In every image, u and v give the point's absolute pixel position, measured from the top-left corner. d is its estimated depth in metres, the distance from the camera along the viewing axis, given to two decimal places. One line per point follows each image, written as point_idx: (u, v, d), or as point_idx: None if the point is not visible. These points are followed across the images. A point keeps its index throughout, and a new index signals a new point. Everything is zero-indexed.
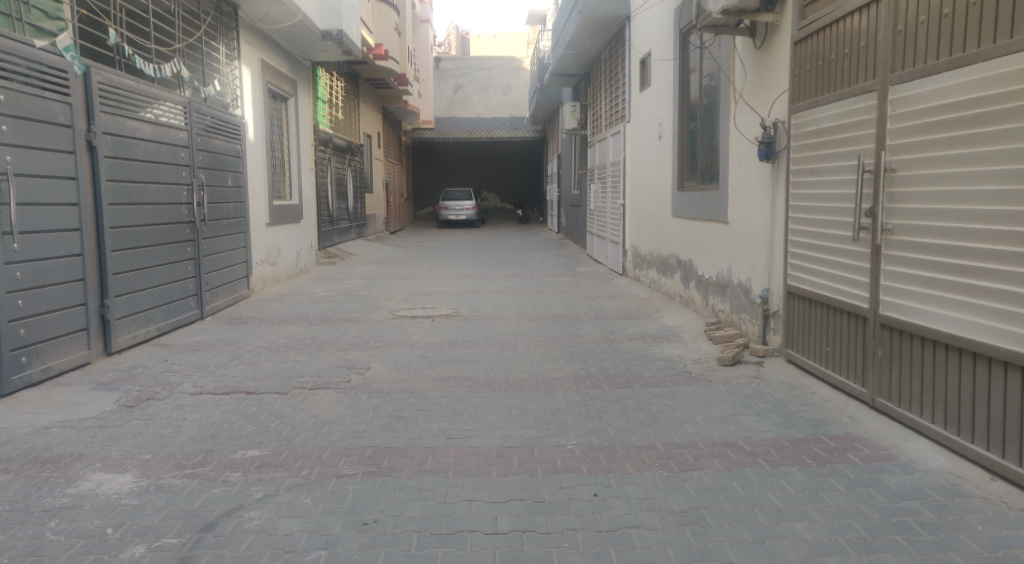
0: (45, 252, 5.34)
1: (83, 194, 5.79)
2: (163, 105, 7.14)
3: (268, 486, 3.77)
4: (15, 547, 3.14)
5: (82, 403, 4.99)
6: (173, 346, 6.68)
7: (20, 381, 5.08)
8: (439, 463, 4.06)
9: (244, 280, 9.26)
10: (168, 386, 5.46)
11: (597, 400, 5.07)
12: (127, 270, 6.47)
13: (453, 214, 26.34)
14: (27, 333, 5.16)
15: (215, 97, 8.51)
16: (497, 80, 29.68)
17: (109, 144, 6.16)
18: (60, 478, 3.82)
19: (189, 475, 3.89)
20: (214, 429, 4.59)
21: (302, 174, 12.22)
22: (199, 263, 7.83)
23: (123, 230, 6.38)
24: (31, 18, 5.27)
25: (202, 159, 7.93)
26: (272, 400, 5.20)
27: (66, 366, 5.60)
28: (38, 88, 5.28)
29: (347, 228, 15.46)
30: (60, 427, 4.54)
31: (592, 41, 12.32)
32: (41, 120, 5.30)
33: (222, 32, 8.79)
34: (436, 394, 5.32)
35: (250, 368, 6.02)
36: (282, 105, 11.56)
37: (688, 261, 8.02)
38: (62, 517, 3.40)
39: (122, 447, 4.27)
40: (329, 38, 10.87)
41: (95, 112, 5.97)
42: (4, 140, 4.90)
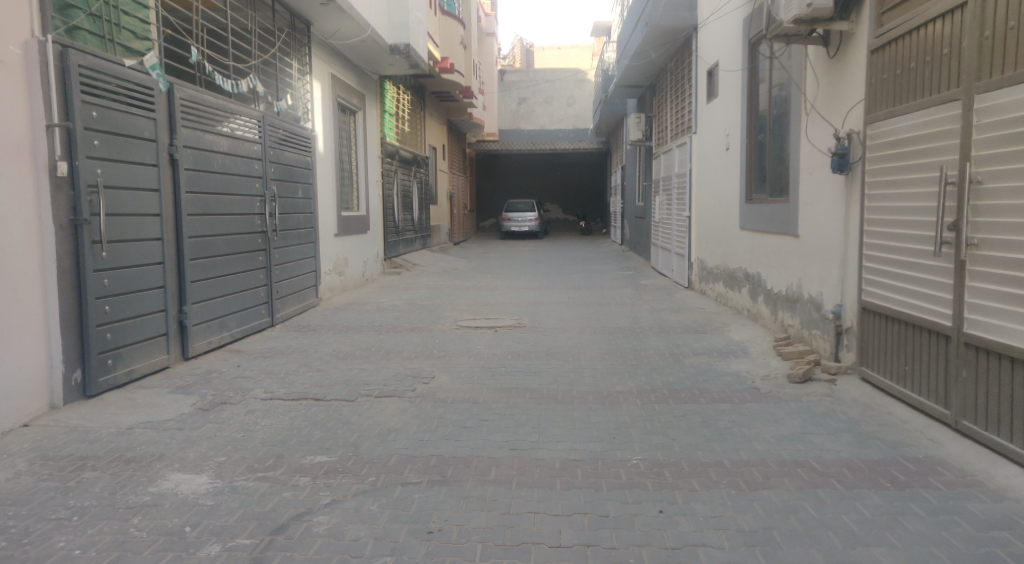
0: (130, 261, 5.59)
1: (165, 206, 6.05)
2: (239, 119, 7.40)
3: (336, 491, 3.85)
4: (101, 541, 3.30)
5: (161, 406, 5.20)
6: (245, 353, 6.91)
7: (106, 383, 5.33)
8: (503, 474, 4.07)
9: (313, 289, 9.50)
10: (241, 391, 5.65)
11: (663, 415, 5.00)
12: (204, 278, 6.73)
13: (515, 225, 26.43)
14: (113, 337, 5.41)
15: (287, 111, 8.79)
16: (562, 91, 29.72)
17: (189, 157, 6.43)
18: (142, 477, 3.99)
19: (261, 478, 4.01)
20: (284, 434, 4.72)
21: (369, 186, 12.46)
22: (271, 272, 8.09)
23: (200, 240, 6.64)
24: (122, 39, 5.58)
25: (274, 172, 8.20)
26: (339, 407, 5.32)
27: (148, 370, 5.85)
28: (126, 105, 5.55)
29: (411, 239, 15.69)
30: (141, 428, 4.74)
31: (658, 53, 12.22)
32: (128, 135, 5.57)
33: (295, 49, 9.08)
34: (499, 405, 5.34)
35: (318, 375, 6.17)
36: (350, 119, 11.85)
37: (756, 275, 7.85)
38: (144, 515, 3.55)
39: (198, 449, 4.43)
40: (396, 52, 11.10)
41: (177, 126, 6.24)
42: (95, 154, 5.18)
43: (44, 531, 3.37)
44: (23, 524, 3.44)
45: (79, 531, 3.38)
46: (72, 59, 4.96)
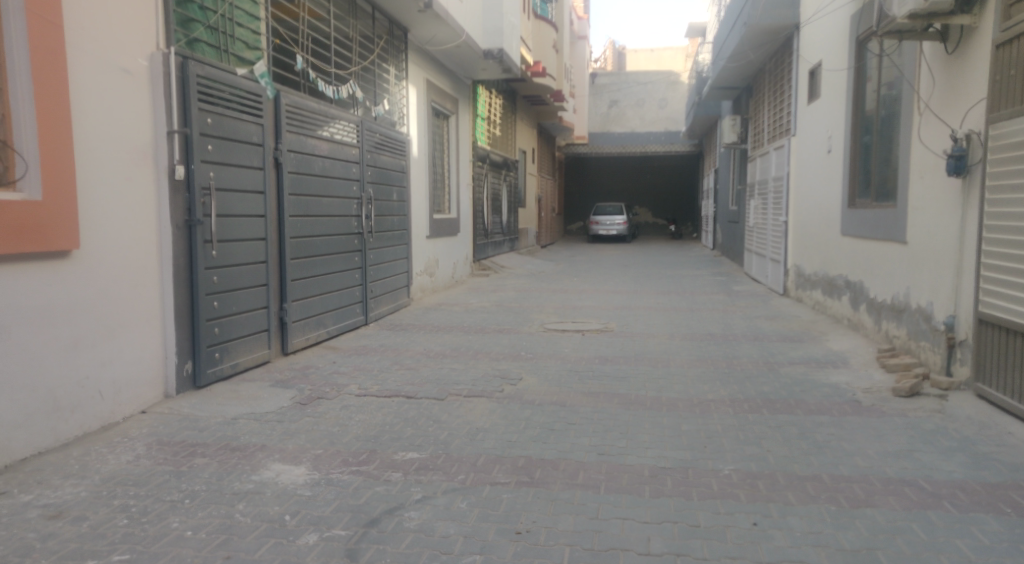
0: (237, 259, 5.88)
1: (269, 207, 6.34)
2: (339, 123, 7.66)
3: (427, 488, 3.93)
4: (211, 523, 3.48)
5: (263, 398, 5.44)
6: (340, 350, 7.14)
7: (213, 374, 5.63)
8: (591, 478, 4.05)
9: (405, 289, 9.73)
10: (337, 387, 5.85)
11: (756, 426, 4.86)
12: (304, 277, 7.01)
13: (603, 228, 26.27)
14: (221, 332, 5.71)
15: (384, 115, 9.04)
16: (654, 93, 29.30)
17: (292, 161, 6.71)
18: (246, 465, 4.19)
19: (355, 472, 4.14)
20: (377, 430, 4.86)
21: (461, 189, 12.65)
22: (365, 272, 8.34)
23: (300, 240, 6.92)
24: (235, 49, 5.91)
25: (370, 175, 8.45)
26: (430, 405, 5.43)
27: (251, 363, 6.14)
28: (237, 111, 5.86)
29: (500, 242, 15.84)
30: (245, 419, 4.98)
31: (756, 53, 11.89)
32: (238, 140, 5.86)
33: (393, 55, 9.34)
34: (587, 408, 5.32)
35: (409, 373, 6.32)
36: (444, 123, 12.07)
37: (859, 283, 7.52)
38: (249, 501, 3.73)
39: (297, 441, 4.62)
40: (490, 57, 11.23)
41: (282, 131, 6.52)
42: (209, 158, 5.48)
43: (160, 512, 3.59)
44: (141, 503, 3.67)
45: (191, 513, 3.58)
46: (191, 70, 5.27)
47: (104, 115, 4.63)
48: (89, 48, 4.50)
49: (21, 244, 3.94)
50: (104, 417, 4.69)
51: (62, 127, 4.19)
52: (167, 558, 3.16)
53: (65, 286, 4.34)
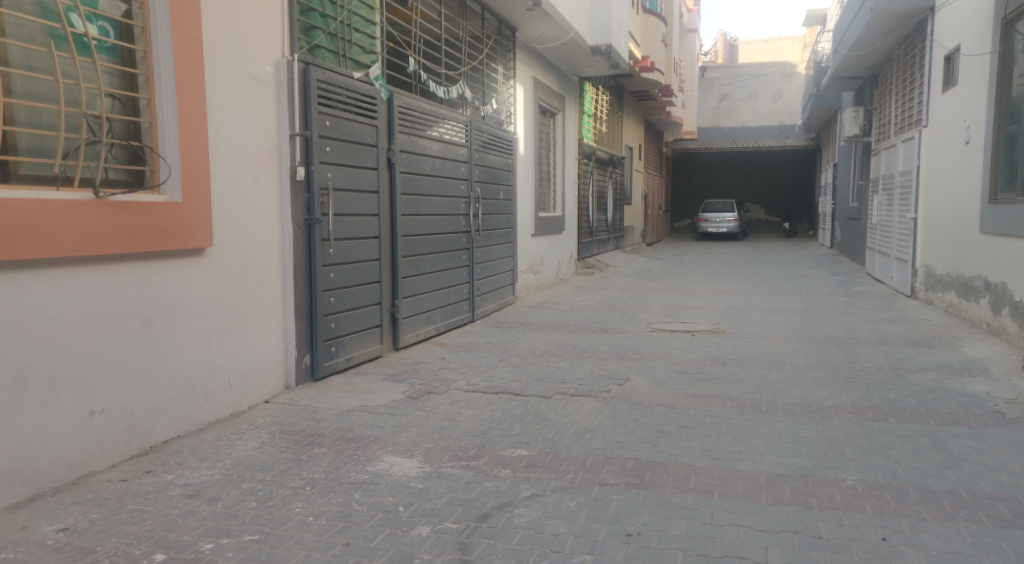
0: (352, 257, 6.10)
1: (382, 206, 6.53)
2: (448, 123, 7.80)
3: (536, 485, 3.93)
4: (330, 510, 3.62)
5: (376, 391, 5.62)
6: (448, 346, 7.28)
7: (330, 367, 5.86)
8: (703, 483, 3.94)
9: (510, 287, 9.81)
10: (446, 382, 5.96)
11: (882, 435, 4.58)
12: (414, 274, 7.18)
13: (712, 226, 25.58)
14: (337, 326, 5.93)
15: (492, 115, 9.13)
16: (768, 86, 28.26)
17: (404, 161, 6.89)
18: (361, 456, 4.33)
19: (465, 467, 4.20)
20: (486, 426, 4.91)
21: (566, 187, 12.62)
22: (472, 269, 8.46)
23: (411, 239, 7.09)
24: (352, 54, 6.13)
25: (478, 174, 8.56)
26: (537, 403, 5.44)
27: (364, 357, 6.35)
28: (354, 114, 6.07)
29: (605, 240, 15.71)
30: (360, 411, 5.15)
31: (884, 40, 11.23)
32: (354, 142, 6.07)
33: (501, 55, 9.42)
34: (698, 412, 5.18)
35: (516, 370, 6.36)
36: (550, 121, 12.08)
37: (1000, 285, 6.96)
38: (364, 491, 3.85)
39: (409, 434, 4.73)
40: (598, 53, 11.14)
41: (395, 132, 6.70)
42: (327, 159, 5.71)
43: (284, 497, 3.76)
44: (267, 488, 3.86)
45: (312, 500, 3.73)
46: (312, 75, 5.50)
47: (235, 120, 4.90)
48: (223, 58, 4.78)
49: (164, 242, 4.22)
50: (232, 405, 4.97)
51: (199, 133, 4.46)
52: (291, 541, 3.31)
53: (200, 281, 4.62)
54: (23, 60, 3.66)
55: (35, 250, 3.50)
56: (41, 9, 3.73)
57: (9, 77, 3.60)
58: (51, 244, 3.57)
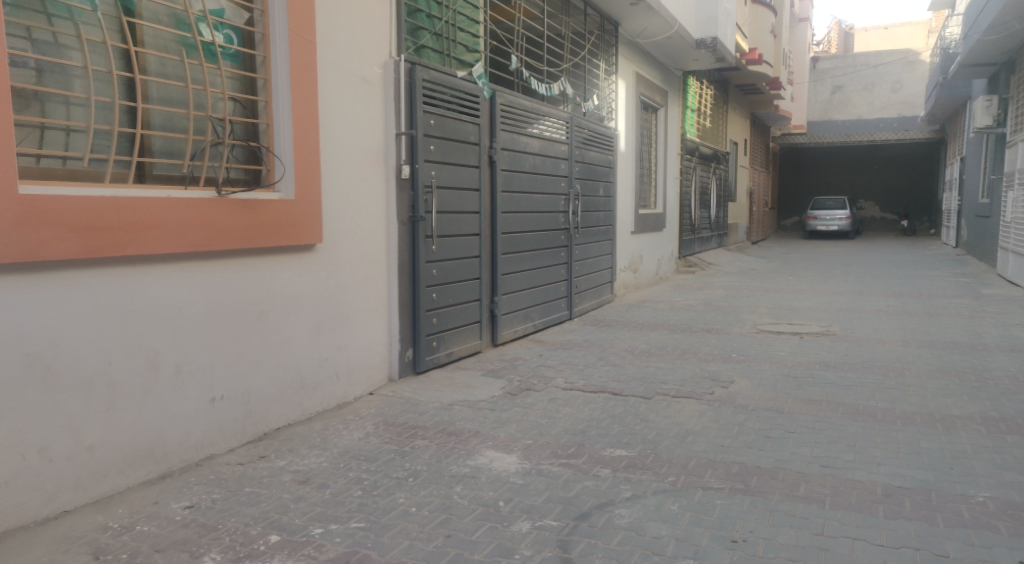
0: (454, 253, 6.19)
1: (484, 204, 6.61)
2: (549, 120, 7.79)
3: (636, 486, 3.87)
4: (432, 502, 3.69)
5: (476, 386, 5.69)
6: (546, 343, 7.29)
7: (431, 362, 5.98)
8: (814, 491, 3.76)
9: (609, 285, 9.71)
10: (544, 379, 5.97)
11: (1016, 449, 4.24)
12: (514, 271, 7.22)
13: (822, 224, 24.48)
14: (438, 322, 6.04)
15: (593, 111, 9.06)
16: (887, 76, 26.82)
17: (505, 158, 6.94)
18: (462, 450, 4.39)
19: (565, 465, 4.18)
20: (585, 424, 4.88)
21: (668, 184, 12.39)
22: (571, 267, 8.43)
23: (511, 236, 7.13)
24: (456, 53, 6.23)
25: (578, 171, 8.52)
26: (637, 403, 5.36)
27: (464, 353, 6.44)
28: (457, 112, 6.16)
29: (707, 238, 15.31)
30: (460, 405, 5.23)
31: (1021, 23, 10.42)
32: (457, 140, 6.16)
33: (603, 51, 9.34)
34: (807, 417, 4.96)
35: (615, 369, 6.29)
36: (652, 116, 11.87)
37: None
38: (465, 484, 3.90)
39: (508, 430, 4.76)
40: (703, 46, 10.87)
41: (497, 130, 6.76)
42: (431, 158, 5.82)
43: (388, 487, 3.86)
44: (372, 477, 3.97)
45: (415, 491, 3.81)
46: (418, 75, 5.62)
47: (345, 120, 5.07)
48: (336, 60, 4.95)
49: (280, 239, 4.42)
50: (339, 395, 5.15)
51: (313, 134, 4.65)
52: (396, 530, 3.39)
53: (311, 275, 4.82)
54: (158, 68, 3.90)
55: (167, 245, 3.74)
56: (174, 19, 3.98)
57: (147, 84, 3.84)
58: (181, 239, 3.80)
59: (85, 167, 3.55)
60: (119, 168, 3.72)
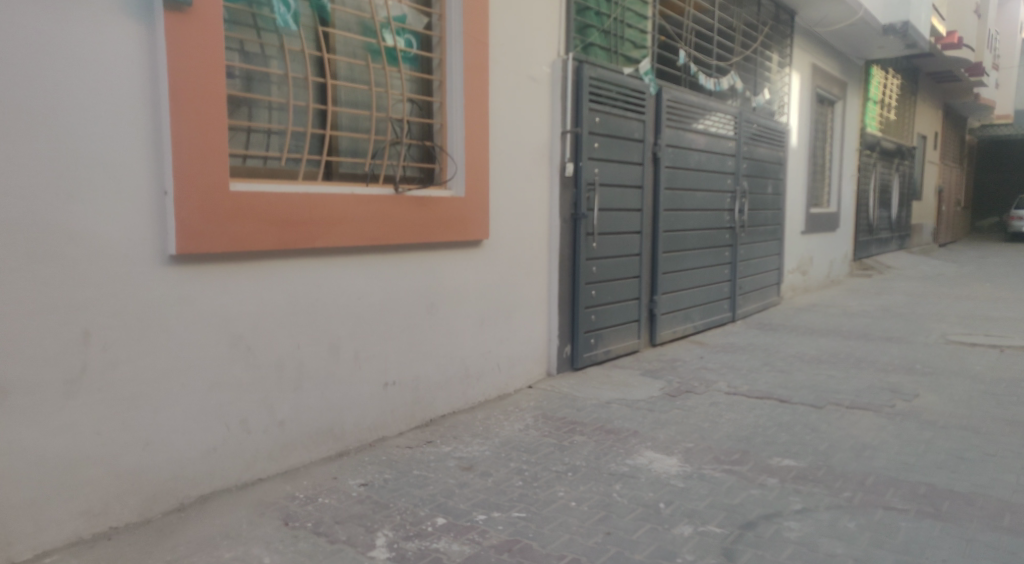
0: (614, 251, 6.17)
1: (646, 201, 6.53)
2: (716, 116, 7.55)
3: (807, 499, 3.67)
4: (592, 498, 3.71)
5: (634, 386, 5.64)
6: (707, 345, 7.09)
7: (589, 359, 5.99)
8: (1020, 524, 3.39)
9: (775, 287, 9.27)
10: (705, 382, 5.80)
11: None
12: (675, 270, 7.08)
13: None
14: (597, 319, 6.04)
15: (764, 105, 8.67)
16: None
17: (670, 155, 6.81)
18: (621, 448, 4.37)
19: (728, 471, 4.05)
20: (749, 431, 4.70)
21: (844, 181, 11.62)
22: (735, 267, 8.13)
23: (673, 234, 7.00)
24: (624, 49, 6.20)
25: (746, 168, 8.19)
26: (807, 412, 5.08)
27: (622, 351, 6.40)
28: (622, 109, 6.12)
29: (887, 239, 14.21)
30: (618, 404, 5.21)
31: None
32: (622, 137, 6.13)
33: (777, 42, 8.92)
34: (1009, 440, 4.48)
35: (783, 376, 5.99)
36: (829, 109, 11.18)
37: None
38: (625, 483, 3.88)
39: (668, 431, 4.68)
40: (892, 32, 10.10)
41: (662, 127, 6.64)
42: (596, 155, 5.83)
43: (548, 480, 3.92)
44: (532, 469, 4.05)
45: (574, 486, 3.84)
46: (585, 73, 5.64)
47: (514, 119, 5.19)
48: (507, 61, 5.08)
49: (450, 234, 4.61)
50: (500, 386, 5.30)
51: (483, 132, 4.79)
52: (556, 523, 3.43)
53: (478, 269, 4.99)
54: (347, 73, 4.19)
55: (351, 238, 4.01)
56: (362, 27, 4.26)
57: (337, 89, 4.14)
58: (362, 232, 4.06)
59: (282, 166, 3.88)
60: (310, 167, 4.03)
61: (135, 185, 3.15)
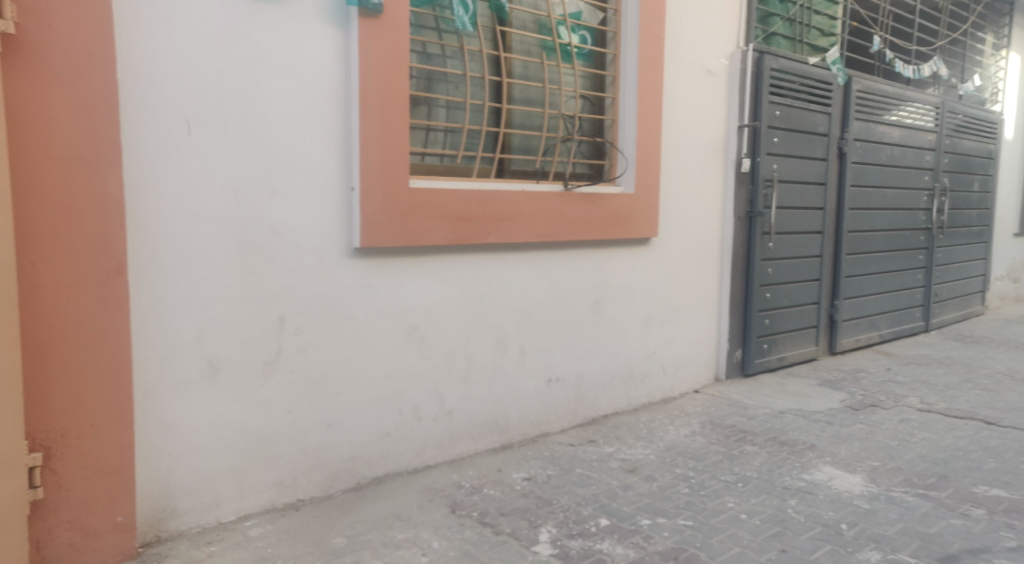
0: (792, 251, 5.80)
1: (830, 199, 6.08)
2: (914, 105, 6.89)
3: (1021, 536, 3.25)
4: (765, 512, 3.49)
5: (812, 396, 5.27)
6: (895, 356, 6.50)
7: (761, 365, 5.68)
8: None
9: (978, 295, 8.33)
10: (894, 397, 5.31)
11: None
12: (860, 274, 6.55)
13: None
14: (771, 323, 5.71)
15: (972, 93, 7.81)
16: None
17: (859, 150, 6.30)
18: (797, 462, 4.10)
19: (922, 496, 3.67)
20: (948, 453, 4.24)
21: None
22: (931, 272, 7.39)
23: (859, 235, 6.47)
24: (810, 38, 5.82)
25: (948, 162, 7.42)
26: (1020, 437, 4.50)
27: (798, 359, 6.02)
28: (806, 101, 5.75)
29: None
30: (794, 414, 4.89)
31: None
32: (805, 131, 5.75)
33: (990, 22, 8.00)
34: None
35: (989, 394, 5.36)
36: None
37: None
38: (802, 499, 3.63)
39: (851, 447, 4.33)
40: None
41: (851, 119, 6.16)
42: (775, 150, 5.51)
43: (716, 489, 3.75)
44: (700, 477, 3.89)
45: (745, 497, 3.65)
46: (767, 63, 5.35)
47: (688, 113, 5.02)
48: (682, 54, 4.92)
49: (618, 231, 4.54)
50: (665, 389, 5.16)
51: (656, 128, 4.67)
52: (726, 535, 3.27)
53: (646, 268, 4.88)
54: (521, 71, 4.24)
55: (521, 234, 4.05)
56: (538, 25, 4.29)
57: (511, 87, 4.20)
58: (531, 228, 4.09)
59: (457, 163, 3.99)
60: (483, 164, 4.12)
61: (328, 182, 3.37)
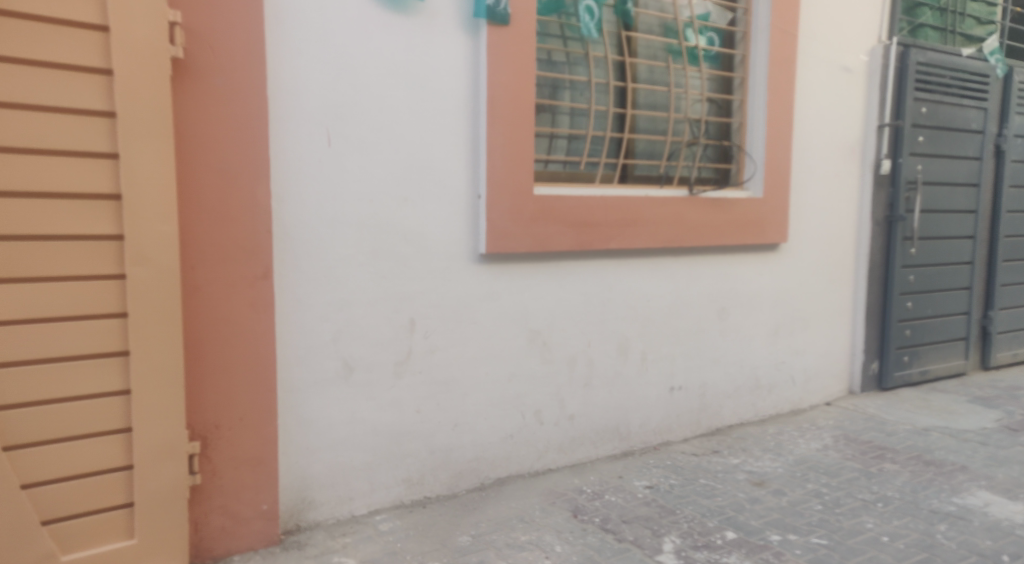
0: (938, 258, 5.43)
1: (983, 201, 5.64)
2: None
3: None
4: (910, 536, 3.28)
5: (960, 414, 4.90)
6: None
7: (900, 378, 5.35)
8: None
9: None
10: None
11: None
12: (1017, 282, 6.02)
13: None
14: (912, 334, 5.36)
15: None
16: None
17: (1017, 147, 5.81)
18: (945, 484, 3.82)
19: None
20: None
21: None
22: None
23: (1016, 240, 5.96)
24: (963, 28, 5.44)
25: None
26: None
27: (943, 373, 5.61)
28: (957, 96, 5.36)
29: None
30: (940, 433, 4.57)
31: None
32: (954, 128, 5.37)
33: None
34: None
35: None
36: None
37: None
38: (952, 524, 3.38)
39: (1007, 471, 3.99)
40: None
41: (1009, 114, 5.69)
42: (920, 150, 5.18)
43: (853, 508, 3.56)
44: (835, 494, 3.71)
45: (886, 518, 3.44)
46: (912, 58, 5.04)
47: (822, 113, 4.81)
48: (818, 51, 4.72)
49: (746, 236, 4.41)
50: (794, 401, 4.95)
51: (787, 130, 4.51)
52: (865, 557, 3.10)
53: (775, 275, 4.71)
54: (647, 76, 4.21)
55: (646, 240, 4.02)
56: (664, 29, 4.25)
57: (636, 92, 4.17)
58: (656, 234, 4.05)
59: (581, 169, 4.01)
60: (607, 170, 4.12)
61: (456, 190, 3.47)
